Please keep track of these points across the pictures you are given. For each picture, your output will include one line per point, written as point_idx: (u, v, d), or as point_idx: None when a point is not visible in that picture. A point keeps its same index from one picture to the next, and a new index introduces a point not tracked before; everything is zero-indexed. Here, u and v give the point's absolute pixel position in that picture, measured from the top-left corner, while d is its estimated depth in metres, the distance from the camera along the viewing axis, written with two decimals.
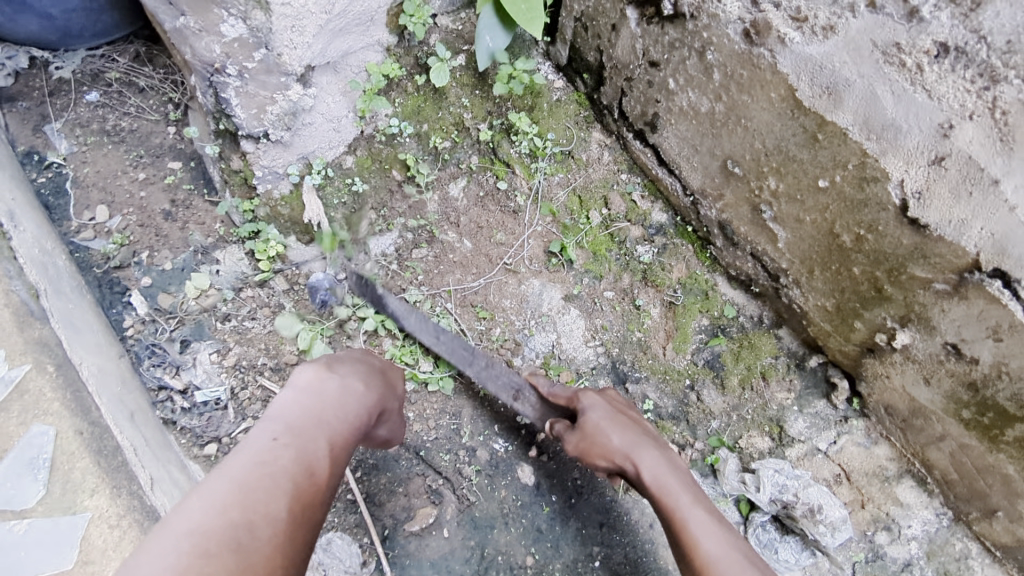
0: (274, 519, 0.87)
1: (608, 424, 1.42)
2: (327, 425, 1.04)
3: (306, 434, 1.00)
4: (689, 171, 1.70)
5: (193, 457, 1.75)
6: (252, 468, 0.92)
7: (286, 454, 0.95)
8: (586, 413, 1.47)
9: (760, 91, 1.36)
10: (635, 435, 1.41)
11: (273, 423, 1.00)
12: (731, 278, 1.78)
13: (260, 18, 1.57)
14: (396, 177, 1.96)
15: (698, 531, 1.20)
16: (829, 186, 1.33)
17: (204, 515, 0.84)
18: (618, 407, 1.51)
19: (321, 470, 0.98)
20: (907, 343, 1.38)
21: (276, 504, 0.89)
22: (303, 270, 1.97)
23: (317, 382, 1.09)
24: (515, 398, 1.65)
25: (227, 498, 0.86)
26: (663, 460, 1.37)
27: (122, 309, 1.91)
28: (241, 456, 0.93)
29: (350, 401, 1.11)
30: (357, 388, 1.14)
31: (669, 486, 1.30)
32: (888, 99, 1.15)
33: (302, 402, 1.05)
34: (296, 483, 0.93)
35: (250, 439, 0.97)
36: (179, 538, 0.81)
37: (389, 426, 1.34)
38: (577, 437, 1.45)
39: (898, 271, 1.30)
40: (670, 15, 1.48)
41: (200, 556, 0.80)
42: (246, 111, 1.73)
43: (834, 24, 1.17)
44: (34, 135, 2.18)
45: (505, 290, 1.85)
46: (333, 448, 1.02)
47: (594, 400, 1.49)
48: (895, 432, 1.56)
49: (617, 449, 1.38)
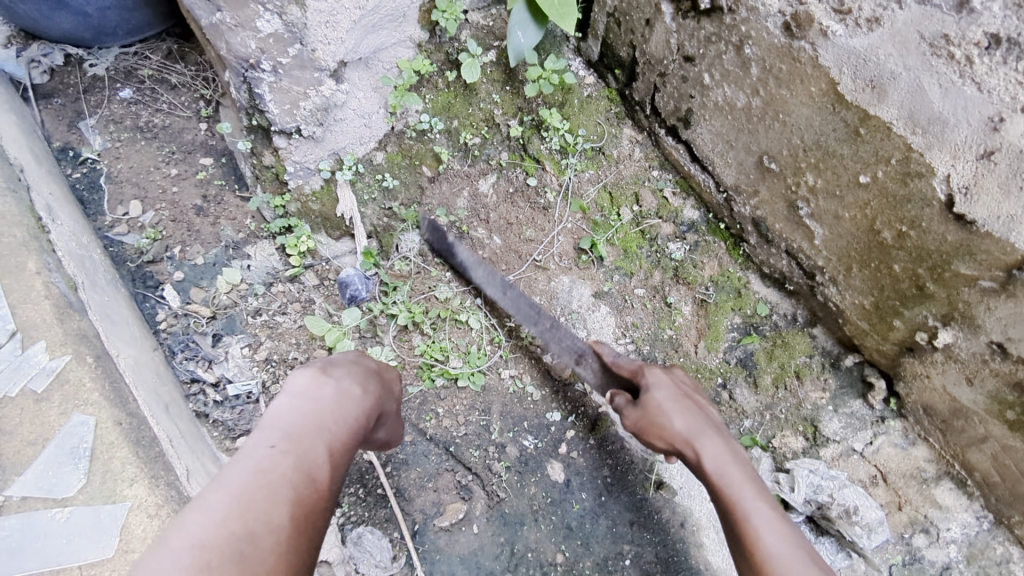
0: (276, 529, 0.80)
1: (671, 406, 1.32)
2: (327, 429, 0.96)
3: (305, 440, 0.92)
4: (723, 167, 1.68)
5: (225, 450, 1.75)
6: (249, 476, 0.84)
7: (285, 461, 0.88)
8: (650, 390, 1.38)
9: (800, 85, 1.34)
10: (699, 420, 1.30)
11: (270, 429, 0.92)
12: (764, 275, 1.75)
13: (296, 14, 1.59)
14: (426, 173, 1.98)
15: (760, 525, 1.08)
16: (870, 182, 1.31)
17: (203, 528, 0.77)
18: (684, 388, 1.41)
19: (322, 477, 0.90)
20: (949, 342, 1.35)
21: (278, 513, 0.82)
22: (333, 265, 2.01)
23: (311, 387, 1.01)
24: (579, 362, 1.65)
25: (228, 509, 0.79)
26: (726, 448, 1.25)
27: (155, 303, 1.94)
28: (237, 466, 0.86)
29: (350, 405, 1.02)
30: (355, 390, 1.06)
31: (730, 478, 1.18)
32: (935, 91, 1.13)
33: (300, 406, 0.97)
34: (297, 491, 0.86)
35: (247, 447, 0.89)
36: (179, 554, 0.73)
37: (388, 428, 1.26)
38: (636, 412, 1.37)
39: (942, 268, 1.27)
40: (707, 9, 1.46)
41: (204, 571, 0.73)
42: (280, 106, 1.74)
43: (880, 16, 1.15)
44: (69, 131, 2.21)
45: (535, 287, 1.85)
46: (333, 453, 0.94)
47: (660, 378, 1.40)
48: (934, 433, 1.53)
49: (678, 432, 1.28)
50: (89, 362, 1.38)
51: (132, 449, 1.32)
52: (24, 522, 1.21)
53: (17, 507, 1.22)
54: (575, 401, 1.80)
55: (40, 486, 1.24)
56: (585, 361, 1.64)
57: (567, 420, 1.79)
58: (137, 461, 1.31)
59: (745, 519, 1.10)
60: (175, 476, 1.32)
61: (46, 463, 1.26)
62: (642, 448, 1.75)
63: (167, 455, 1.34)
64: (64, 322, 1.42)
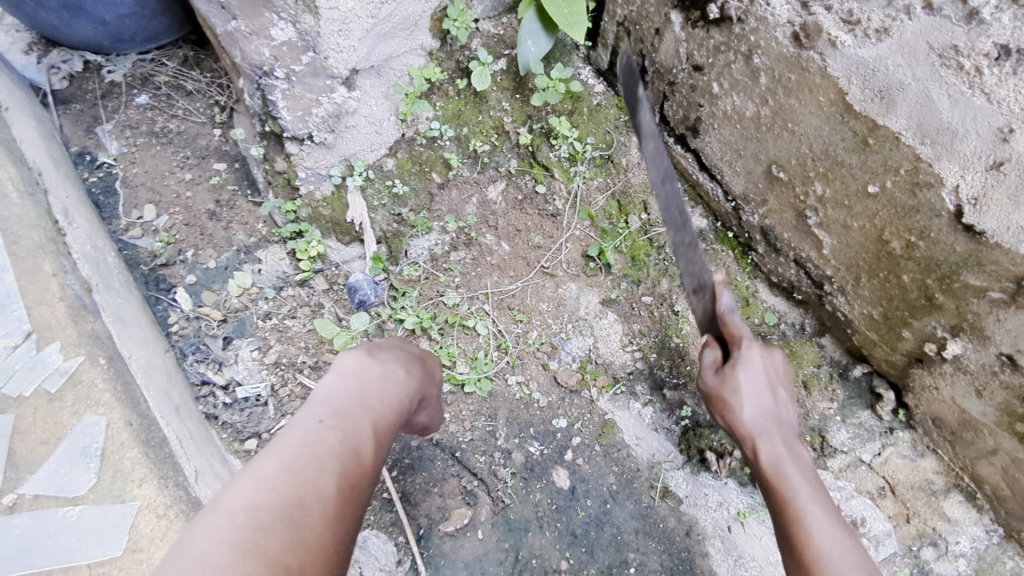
0: (324, 498, 0.83)
1: (750, 393, 1.29)
2: (373, 408, 0.98)
3: (352, 416, 0.94)
4: (732, 176, 1.68)
5: (233, 452, 1.77)
6: (299, 448, 0.87)
7: (333, 435, 0.90)
8: (737, 368, 1.32)
9: (808, 94, 1.34)
10: (771, 418, 1.28)
11: (319, 404, 0.95)
12: (772, 285, 1.75)
13: (309, 23, 1.62)
14: (436, 180, 1.99)
15: (814, 527, 1.05)
16: (879, 192, 1.30)
17: (256, 491, 0.80)
18: (777, 373, 1.33)
19: (368, 453, 0.92)
20: (958, 353, 1.34)
21: (326, 482, 0.85)
22: (343, 269, 2.03)
23: (359, 367, 1.02)
24: (694, 294, 1.49)
25: (279, 475, 0.82)
26: (792, 452, 1.23)
27: (167, 305, 1.97)
28: (288, 436, 0.88)
29: (395, 386, 1.04)
30: (399, 373, 1.06)
31: (790, 477, 1.16)
32: (944, 102, 1.12)
33: (347, 384, 0.99)
34: (343, 464, 0.88)
35: (296, 420, 0.91)
36: (234, 513, 0.77)
37: (430, 413, 1.26)
38: (712, 386, 1.34)
39: (950, 279, 1.26)
40: (715, 19, 1.47)
41: (256, 530, 0.77)
42: (292, 113, 1.77)
43: (888, 27, 1.16)
44: (86, 136, 2.25)
45: (542, 294, 1.91)
46: (378, 431, 0.96)
47: (755, 355, 1.30)
48: (943, 445, 1.51)
49: (747, 422, 1.27)
50: (101, 363, 1.40)
51: (141, 450, 1.33)
52: (35, 520, 1.24)
53: (30, 505, 1.25)
54: (582, 408, 1.80)
55: (52, 485, 1.26)
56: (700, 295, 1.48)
57: (573, 427, 1.79)
58: (147, 462, 1.32)
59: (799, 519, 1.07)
60: (184, 477, 1.31)
61: (58, 461, 1.28)
62: (648, 456, 1.75)
63: (176, 455, 1.33)
64: (77, 323, 1.44)
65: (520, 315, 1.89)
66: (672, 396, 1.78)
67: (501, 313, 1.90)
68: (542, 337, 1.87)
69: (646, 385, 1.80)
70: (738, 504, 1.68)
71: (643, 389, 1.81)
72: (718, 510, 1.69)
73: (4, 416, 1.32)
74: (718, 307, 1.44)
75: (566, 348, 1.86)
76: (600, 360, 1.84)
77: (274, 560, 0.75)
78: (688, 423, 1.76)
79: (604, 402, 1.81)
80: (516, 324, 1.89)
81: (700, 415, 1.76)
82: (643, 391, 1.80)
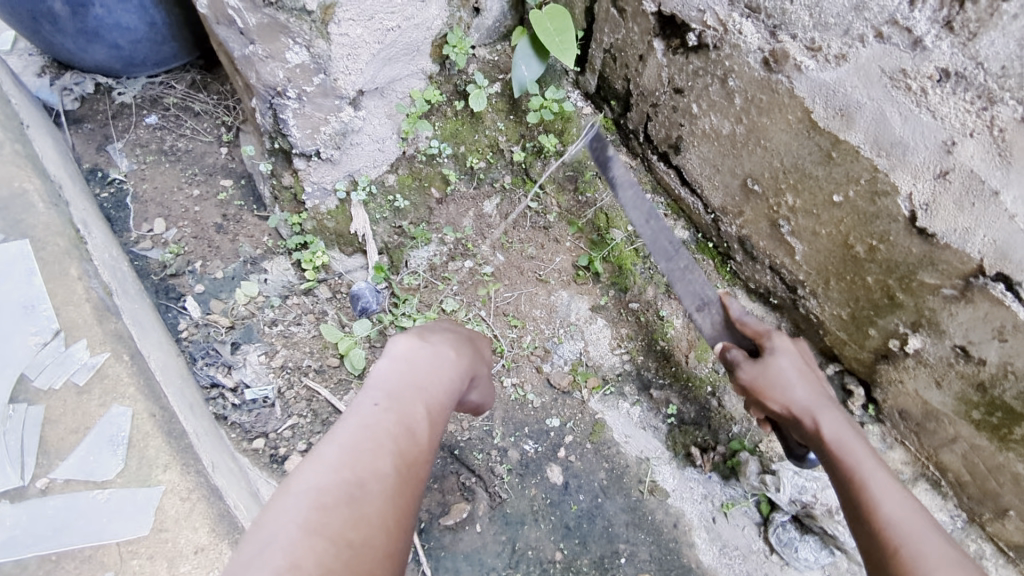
0: (381, 476, 0.95)
1: (795, 376, 1.33)
2: (423, 391, 1.12)
3: (405, 399, 1.08)
4: (711, 190, 1.82)
5: (242, 450, 1.85)
6: (358, 432, 1.00)
7: (387, 419, 1.04)
8: (776, 355, 1.37)
9: (779, 114, 1.48)
10: (819, 392, 1.32)
11: (375, 391, 1.09)
12: (750, 291, 1.88)
13: (322, 47, 1.74)
14: (434, 195, 2.13)
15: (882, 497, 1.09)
16: (843, 201, 1.44)
17: (321, 476, 0.92)
18: (806, 358, 1.41)
19: (420, 432, 1.05)
20: (918, 347, 1.46)
21: (382, 462, 0.97)
22: (346, 278, 2.13)
23: (408, 353, 1.17)
24: (700, 310, 1.61)
25: (339, 459, 0.95)
26: (845, 420, 1.27)
27: (177, 313, 2.06)
28: (348, 422, 1.02)
29: (443, 369, 1.19)
30: (449, 353, 1.22)
31: (852, 448, 1.20)
32: (896, 119, 1.25)
33: (399, 370, 1.13)
34: (398, 444, 1.01)
35: (355, 407, 1.05)
36: (300, 497, 0.89)
37: (480, 391, 1.37)
38: (754, 372, 1.37)
39: (909, 278, 1.39)
40: (694, 46, 1.61)
41: (320, 509, 0.88)
42: (301, 131, 1.89)
43: (846, 53, 1.29)
44: (98, 154, 2.36)
45: (536, 301, 2.02)
46: (429, 412, 1.10)
47: (785, 342, 1.39)
48: (909, 437, 1.63)
49: (798, 400, 1.30)
50: (125, 359, 1.49)
51: (165, 439, 1.41)
52: (67, 502, 1.33)
53: (61, 488, 1.35)
54: (573, 408, 1.91)
55: (81, 470, 1.36)
56: (708, 309, 1.58)
57: (565, 426, 1.89)
58: (170, 450, 1.40)
59: (865, 489, 1.12)
60: (202, 465, 1.40)
61: (87, 449, 1.38)
62: (637, 452, 1.85)
63: (195, 445, 1.42)
64: (102, 323, 1.53)
65: (514, 321, 2.00)
66: (658, 396, 1.89)
67: (497, 319, 2.01)
68: (535, 342, 1.98)
69: (634, 385, 1.92)
70: (722, 496, 1.79)
71: (632, 390, 1.92)
72: (703, 502, 1.79)
73: (36, 407, 1.42)
74: (736, 307, 1.53)
75: (558, 351, 1.97)
76: (590, 362, 1.95)
77: (335, 537, 0.86)
78: (674, 420, 1.87)
79: (595, 403, 1.91)
80: (511, 329, 2.00)
81: (685, 413, 1.86)
82: (632, 391, 1.91)
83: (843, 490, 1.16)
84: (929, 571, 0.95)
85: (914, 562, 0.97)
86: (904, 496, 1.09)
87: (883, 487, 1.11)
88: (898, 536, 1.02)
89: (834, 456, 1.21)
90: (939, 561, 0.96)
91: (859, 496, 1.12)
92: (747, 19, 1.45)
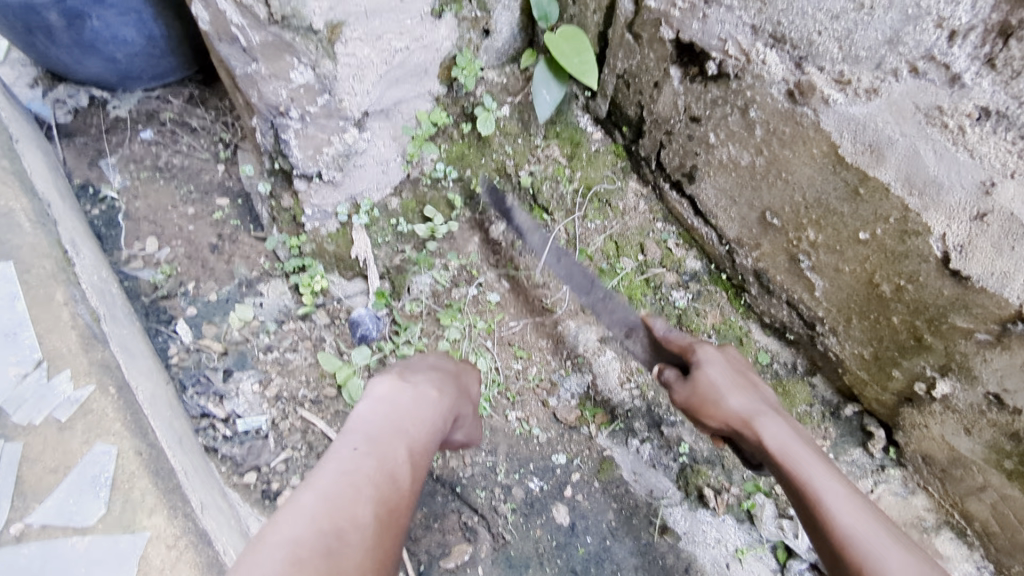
0: (361, 525, 0.95)
1: (726, 386, 1.36)
2: (404, 433, 1.16)
3: (384, 444, 1.12)
4: (726, 221, 1.76)
5: (232, 485, 1.77)
6: (337, 476, 1.01)
7: (367, 463, 1.05)
8: (704, 367, 1.41)
9: (802, 147, 1.43)
10: (755, 402, 1.34)
11: (354, 436, 1.12)
12: (764, 325, 1.82)
13: (329, 67, 1.67)
14: (439, 219, 2.05)
15: (831, 501, 1.08)
16: (870, 239, 1.38)
17: (297, 528, 0.90)
18: (736, 366, 1.44)
19: (402, 476, 1.07)
20: (947, 392, 1.40)
21: (362, 511, 0.97)
22: (345, 304, 2.05)
23: (390, 394, 1.24)
24: (628, 336, 1.72)
25: (318, 508, 0.94)
26: (787, 429, 1.27)
27: (167, 337, 1.98)
28: (328, 466, 1.03)
29: (424, 409, 1.25)
30: (429, 394, 1.29)
31: (796, 455, 1.19)
32: (930, 156, 1.20)
33: (378, 413, 1.19)
34: (378, 490, 1.02)
35: (335, 450, 1.08)
36: (275, 550, 0.86)
37: (465, 430, 1.48)
38: (690, 389, 1.41)
39: (938, 321, 1.34)
40: (714, 74, 1.56)
41: (295, 563, 0.86)
42: (304, 151, 1.83)
43: (877, 87, 1.24)
44: (90, 169, 2.29)
45: (542, 331, 1.96)
46: (411, 453, 1.14)
47: (712, 355, 1.43)
48: (933, 482, 1.57)
49: (735, 412, 1.32)
50: (111, 393, 1.41)
51: (152, 480, 1.33)
52: (44, 550, 1.25)
53: (37, 535, 1.26)
54: (580, 444, 1.84)
55: (61, 514, 1.28)
56: (637, 333, 1.69)
57: (572, 463, 1.82)
58: (156, 492, 1.32)
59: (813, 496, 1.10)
60: (191, 508, 1.31)
61: (67, 491, 1.30)
62: (646, 492, 1.78)
63: (183, 486, 1.33)
64: (89, 352, 1.45)
65: (520, 352, 1.94)
66: (670, 433, 1.81)
67: (502, 350, 1.95)
68: (541, 374, 1.92)
69: (644, 422, 1.83)
70: (736, 541, 1.71)
71: (642, 426, 1.83)
72: (716, 546, 1.71)
73: (14, 443, 1.34)
74: (660, 326, 1.63)
75: (565, 385, 1.91)
76: (598, 397, 1.88)
77: None
78: (686, 459, 1.79)
79: (603, 439, 1.84)
80: (516, 360, 1.94)
81: (698, 452, 1.79)
82: (642, 428, 1.83)
83: (795, 499, 1.14)
84: None
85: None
86: (852, 498, 1.08)
87: (829, 491, 1.10)
88: (853, 546, 1.00)
89: (781, 464, 1.20)
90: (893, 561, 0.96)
91: (811, 507, 1.10)
92: (771, 49, 1.40)
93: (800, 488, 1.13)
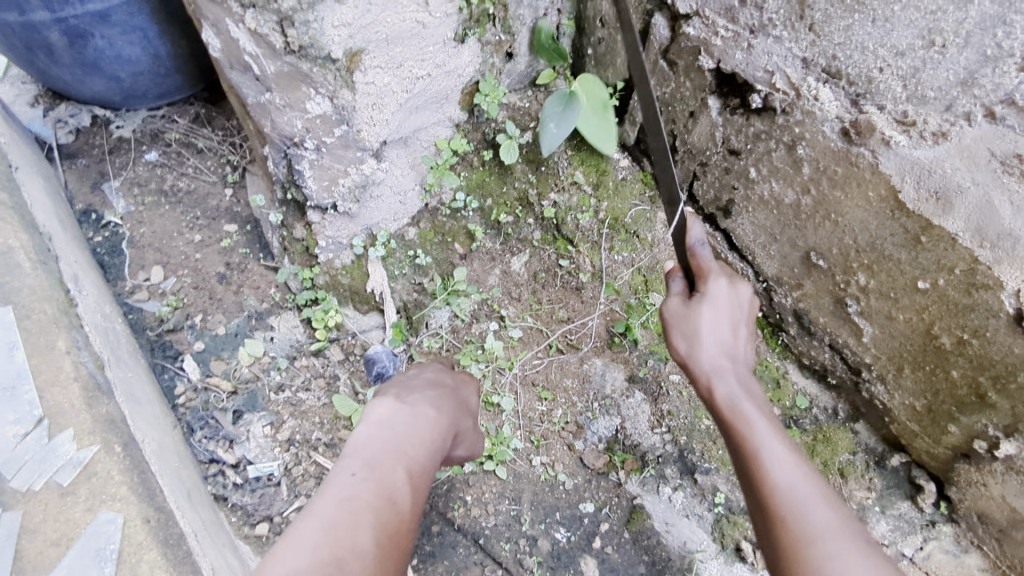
0: (363, 553, 0.90)
1: (709, 331, 1.22)
2: (404, 454, 1.07)
3: (383, 466, 1.03)
4: (764, 258, 1.66)
5: (243, 537, 1.69)
6: (337, 504, 0.94)
7: (367, 487, 0.98)
8: (704, 304, 1.26)
9: (856, 188, 1.34)
10: (727, 353, 1.21)
11: (352, 459, 1.03)
12: (802, 366, 1.71)
13: (347, 98, 1.58)
14: (458, 250, 1.98)
15: (773, 462, 1.01)
16: (929, 288, 1.30)
17: (298, 558, 0.86)
18: (740, 311, 1.27)
19: (403, 500, 1.00)
20: (1012, 453, 1.31)
21: (363, 538, 0.91)
22: (360, 338, 1.97)
23: (388, 415, 1.14)
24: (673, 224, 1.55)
25: (318, 536, 0.89)
26: (747, 385, 1.17)
27: (174, 375, 1.89)
28: (327, 494, 0.96)
29: (423, 430, 1.15)
30: (428, 413, 1.19)
31: (746, 413, 1.11)
32: (1006, 209, 1.11)
33: (377, 436, 1.09)
34: (379, 515, 0.95)
35: (332, 476, 1.00)
36: None
37: (466, 445, 1.38)
38: (676, 318, 1.29)
39: (1006, 378, 1.25)
40: (758, 108, 1.47)
41: None
42: (319, 182, 1.74)
43: (946, 131, 1.16)
44: (92, 193, 2.19)
45: (567, 370, 1.87)
46: (411, 476, 1.04)
47: (719, 287, 1.27)
48: (989, 542, 1.48)
49: (704, 360, 1.20)
50: (117, 452, 1.32)
51: (160, 551, 1.24)
52: None
53: None
54: (609, 492, 1.75)
55: None
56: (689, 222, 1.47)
57: (600, 512, 1.73)
58: (166, 564, 1.23)
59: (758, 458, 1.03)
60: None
61: (71, 566, 1.20)
62: (679, 544, 1.69)
63: (194, 553, 1.25)
64: (92, 407, 1.36)
65: (544, 393, 1.85)
66: (704, 481, 1.72)
67: (525, 390, 1.86)
68: (567, 416, 1.82)
69: (676, 469, 1.74)
70: None
71: (674, 473, 1.74)
72: None
73: (13, 513, 1.24)
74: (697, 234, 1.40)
75: (592, 428, 1.81)
76: (629, 442, 1.78)
77: None
78: (722, 509, 1.70)
79: (633, 486, 1.74)
80: (540, 402, 1.85)
81: (734, 502, 1.70)
82: (674, 474, 1.74)
83: (734, 452, 1.09)
84: (820, 549, 0.88)
85: (798, 535, 0.91)
86: (795, 459, 1.01)
87: (773, 452, 1.03)
88: (784, 506, 0.95)
89: (731, 423, 1.12)
90: (820, 525, 0.92)
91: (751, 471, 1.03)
92: (824, 84, 1.31)
93: (740, 443, 1.07)
